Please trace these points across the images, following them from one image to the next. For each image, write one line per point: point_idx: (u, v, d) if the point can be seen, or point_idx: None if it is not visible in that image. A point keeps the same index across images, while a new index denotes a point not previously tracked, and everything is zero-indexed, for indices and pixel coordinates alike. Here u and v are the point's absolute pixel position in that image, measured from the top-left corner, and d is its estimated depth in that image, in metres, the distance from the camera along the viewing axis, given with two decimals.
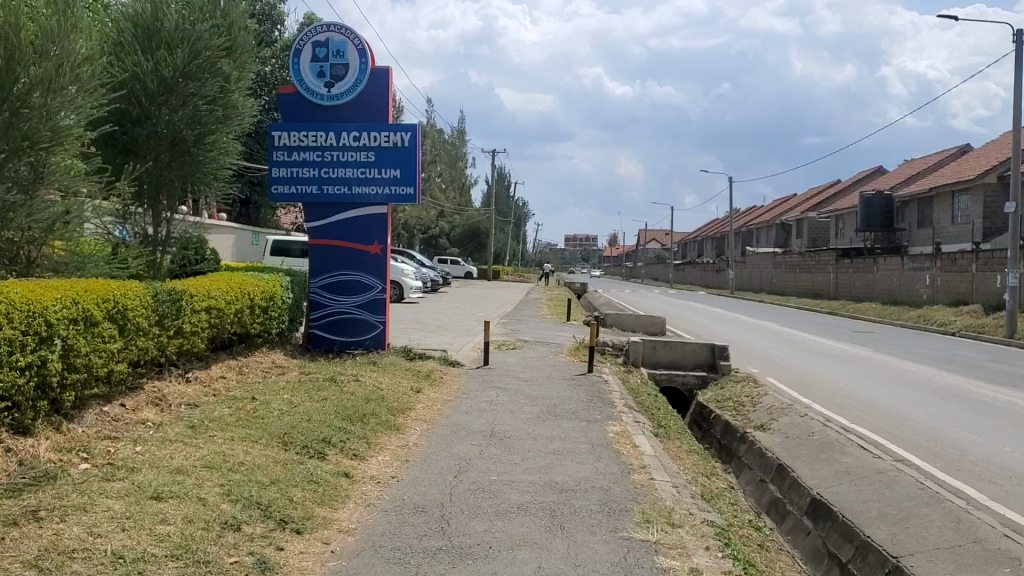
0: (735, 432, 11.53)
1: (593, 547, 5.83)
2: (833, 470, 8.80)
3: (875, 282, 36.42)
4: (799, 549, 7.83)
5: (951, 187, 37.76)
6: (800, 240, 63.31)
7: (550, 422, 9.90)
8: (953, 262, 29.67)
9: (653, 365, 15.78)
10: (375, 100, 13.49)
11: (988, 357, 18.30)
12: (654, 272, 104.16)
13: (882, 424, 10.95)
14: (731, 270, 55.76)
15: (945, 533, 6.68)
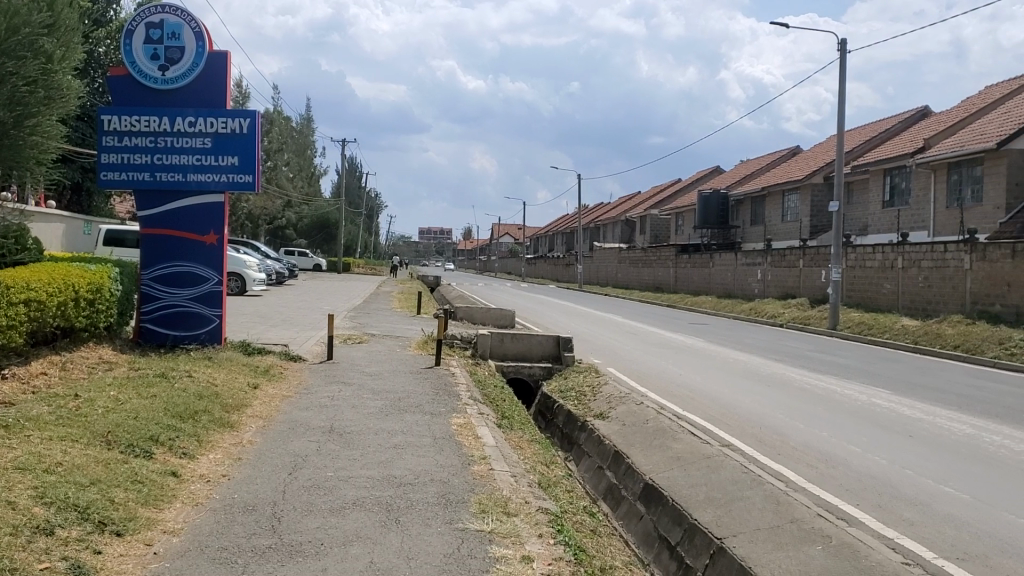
0: (575, 421, 11.80)
1: (427, 539, 5.83)
2: (666, 456, 9.14)
3: (712, 276, 37.95)
4: (631, 533, 8.11)
5: (783, 187, 39.76)
6: (643, 236, 65.33)
7: (392, 416, 9.85)
8: (782, 258, 31.30)
9: (500, 358, 15.86)
10: (211, 86, 13.07)
11: (812, 347, 19.41)
12: (506, 266, 105.31)
13: (713, 411, 11.45)
14: (580, 264, 57.01)
15: (765, 515, 7.04)
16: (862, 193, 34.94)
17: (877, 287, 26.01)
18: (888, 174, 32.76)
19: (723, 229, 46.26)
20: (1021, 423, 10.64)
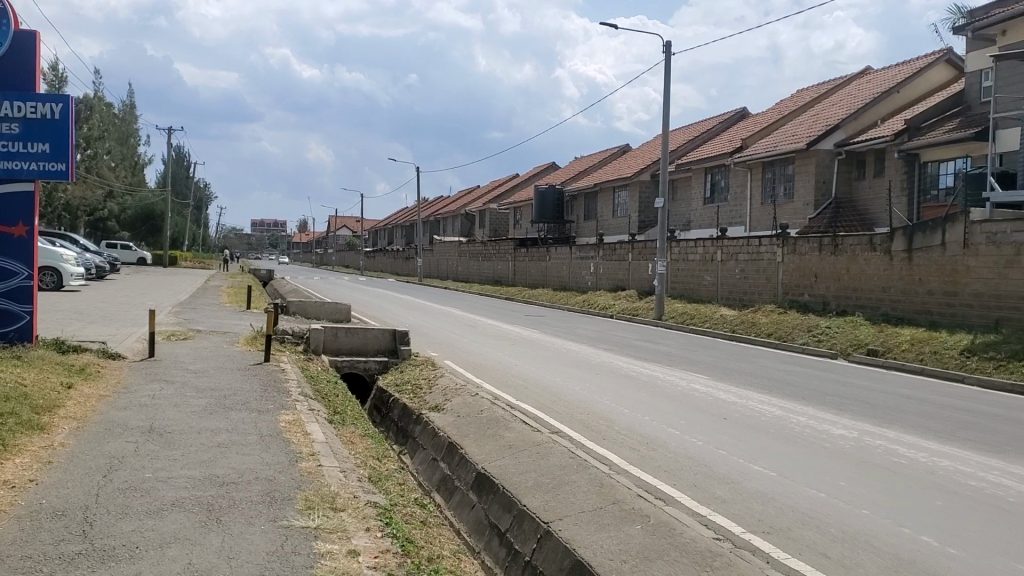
0: (410, 414, 11.80)
1: (249, 538, 5.72)
2: (497, 445, 9.28)
3: (547, 269, 38.77)
4: (463, 522, 8.22)
5: (613, 183, 41.05)
6: (482, 230, 65.91)
7: (217, 414, 9.57)
8: (613, 252, 32.33)
9: (335, 352, 15.62)
10: (20, 68, 12.26)
11: (639, 337, 20.18)
12: (344, 260, 103.82)
13: (544, 400, 11.72)
14: (419, 258, 56.95)
15: (589, 497, 7.27)
16: (686, 190, 36.53)
17: (700, 279, 27.27)
18: (710, 172, 34.38)
19: (558, 223, 47.30)
20: (824, 404, 11.45)
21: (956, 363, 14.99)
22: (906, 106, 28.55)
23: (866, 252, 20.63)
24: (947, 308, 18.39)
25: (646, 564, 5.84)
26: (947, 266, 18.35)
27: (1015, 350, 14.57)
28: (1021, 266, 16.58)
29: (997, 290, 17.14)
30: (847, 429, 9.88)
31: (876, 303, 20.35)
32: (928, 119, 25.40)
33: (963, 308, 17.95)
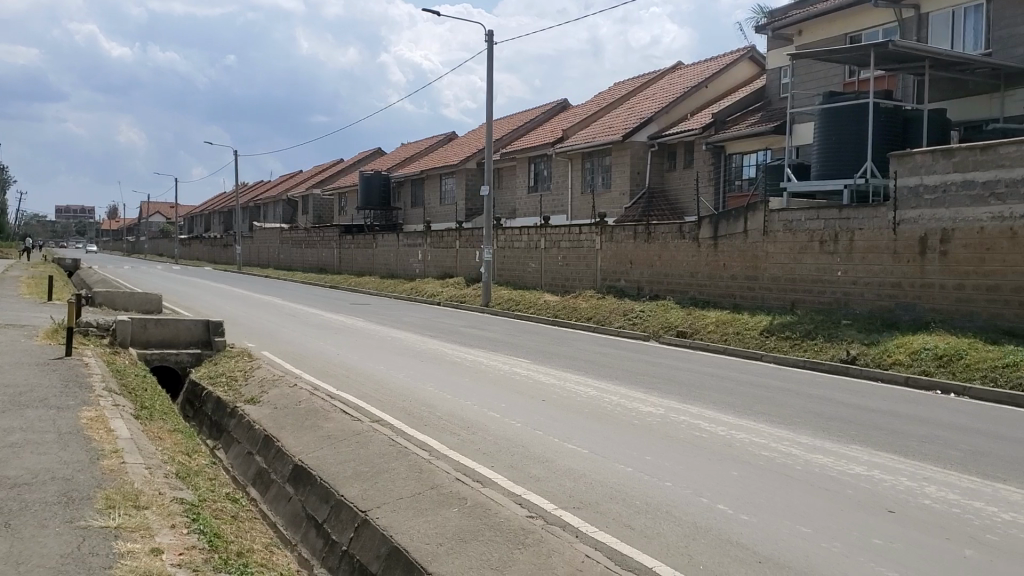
0: (225, 407, 11.45)
1: (42, 541, 5.41)
2: (315, 436, 9.15)
3: (373, 257, 38.48)
4: (279, 516, 8.08)
5: (438, 170, 41.14)
6: (306, 216, 64.59)
7: (10, 413, 8.96)
8: (439, 239, 32.44)
9: (144, 345, 14.93)
10: None
11: (464, 323, 20.37)
12: (158, 247, 99.10)
13: (365, 389, 11.65)
14: (240, 245, 55.16)
15: (408, 483, 7.29)
16: (510, 178, 37.09)
17: (524, 266, 27.80)
18: (532, 161, 35.06)
19: (383, 210, 46.99)
20: (637, 384, 11.97)
21: (757, 342, 15.98)
22: (714, 100, 30.08)
23: (677, 240, 21.62)
24: (749, 292, 19.57)
25: (460, 546, 5.93)
26: (749, 252, 19.51)
27: (809, 329, 15.72)
28: (813, 252, 17.89)
29: (792, 275, 18.40)
30: (655, 406, 10.37)
31: (686, 287, 21.39)
32: (733, 113, 26.87)
33: (763, 292, 19.17)
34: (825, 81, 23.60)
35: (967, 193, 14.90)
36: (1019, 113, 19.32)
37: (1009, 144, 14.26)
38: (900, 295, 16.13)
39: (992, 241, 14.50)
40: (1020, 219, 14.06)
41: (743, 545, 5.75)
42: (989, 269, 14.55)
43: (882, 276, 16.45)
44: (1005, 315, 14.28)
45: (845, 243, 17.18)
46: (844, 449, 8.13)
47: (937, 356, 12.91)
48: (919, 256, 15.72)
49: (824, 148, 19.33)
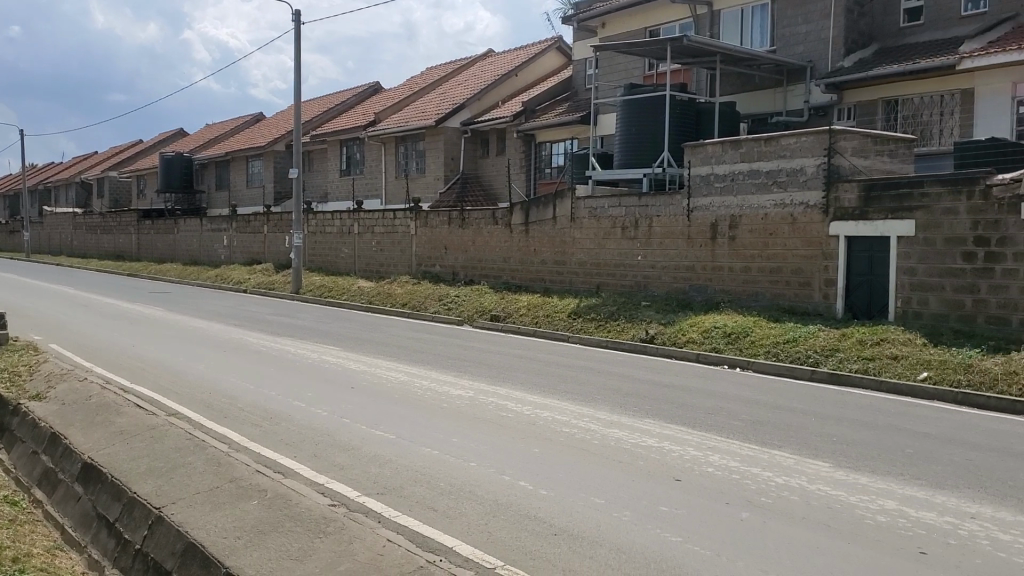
0: (6, 405, 10.66)
1: None
2: (107, 432, 8.70)
3: (176, 243, 36.81)
4: (67, 518, 7.64)
5: (245, 152, 39.83)
6: (101, 200, 60.90)
7: None
8: (247, 225, 31.44)
9: None
10: None
11: (272, 310, 19.86)
12: None
13: (164, 381, 11.18)
14: (26, 230, 51.31)
15: (206, 477, 7.06)
16: (321, 161, 36.42)
17: (336, 251, 27.40)
18: (344, 144, 34.55)
19: (186, 194, 45.03)
20: (446, 367, 12.10)
21: (565, 324, 16.50)
22: (523, 88, 30.68)
23: (489, 225, 21.93)
24: (558, 276, 20.15)
25: (259, 539, 5.81)
26: (557, 237, 20.07)
27: (613, 311, 16.38)
28: (617, 237, 18.62)
29: (598, 259, 19.10)
30: (463, 389, 10.54)
31: (498, 272, 21.77)
32: (542, 101, 27.53)
33: (571, 276, 19.80)
34: (627, 73, 24.59)
35: (753, 182, 15.91)
36: (799, 107, 20.78)
37: (789, 136, 15.26)
38: (695, 277, 17.07)
39: (775, 227, 15.58)
40: (799, 206, 15.17)
41: (540, 520, 5.91)
42: (772, 252, 15.64)
43: (679, 260, 17.34)
44: (786, 295, 15.43)
45: (645, 229, 17.98)
46: (639, 424, 8.57)
47: (727, 335, 13.77)
48: (712, 241, 16.68)
49: (626, 137, 20.10)
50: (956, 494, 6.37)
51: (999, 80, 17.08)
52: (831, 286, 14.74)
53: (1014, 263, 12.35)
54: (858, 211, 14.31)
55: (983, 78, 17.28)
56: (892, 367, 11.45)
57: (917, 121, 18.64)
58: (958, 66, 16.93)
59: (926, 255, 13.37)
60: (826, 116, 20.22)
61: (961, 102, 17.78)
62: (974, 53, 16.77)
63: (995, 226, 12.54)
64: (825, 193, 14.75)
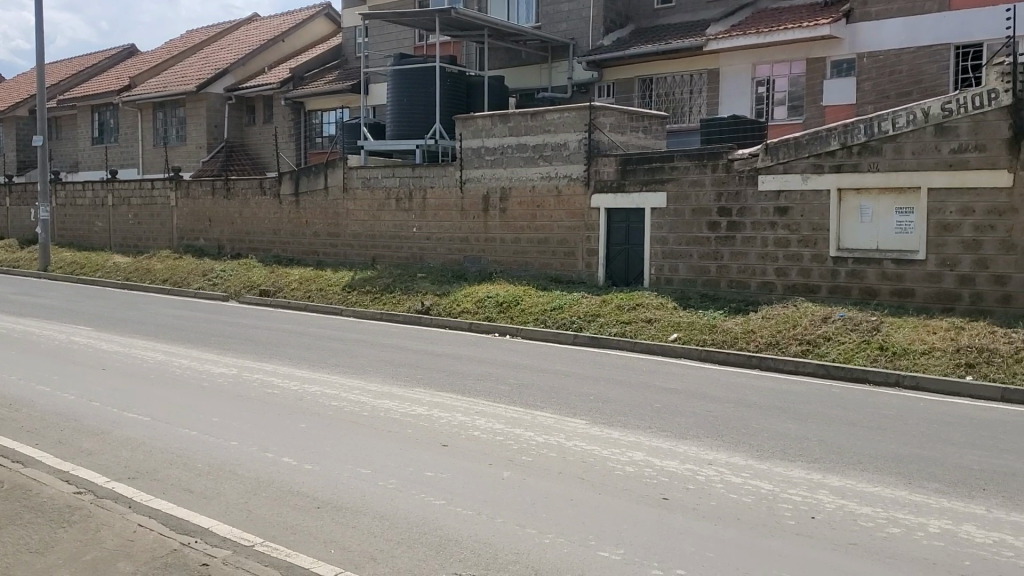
0: None
1: None
2: None
3: None
4: None
5: None
6: None
7: None
8: None
9: None
10: None
11: (14, 290, 18.24)
12: None
13: None
14: None
15: None
16: (70, 129, 33.78)
17: (89, 225, 25.56)
18: (96, 110, 32.22)
19: None
20: (209, 345, 11.63)
21: (338, 297, 16.30)
22: (291, 55, 29.81)
23: (257, 196, 21.25)
24: (331, 248, 19.86)
25: None
26: (329, 209, 19.77)
27: (386, 284, 16.37)
28: (390, 209, 18.59)
29: (371, 231, 19.00)
30: (226, 367, 10.20)
31: (269, 246, 21.16)
32: (310, 69, 26.89)
33: (344, 249, 19.58)
34: (397, 44, 24.49)
35: (521, 155, 16.32)
36: (563, 84, 21.60)
37: (553, 111, 15.75)
38: (467, 248, 17.36)
39: (542, 199, 16.10)
40: (564, 178, 15.74)
41: (302, 493, 5.79)
42: (539, 224, 16.16)
43: (451, 232, 17.57)
44: (553, 265, 16.03)
45: (418, 200, 18.06)
46: (407, 393, 8.64)
47: (498, 304, 14.13)
48: (483, 213, 16.99)
49: (396, 109, 19.98)
50: (697, 442, 6.91)
51: (739, 62, 18.45)
52: (593, 255, 15.46)
53: (751, 232, 13.46)
54: (616, 183, 15.02)
55: (727, 59, 18.60)
56: (647, 330, 12.19)
57: (670, 98, 19.79)
58: (705, 48, 18.13)
59: (676, 225, 14.29)
60: (587, 92, 21.10)
61: (708, 81, 19.05)
62: (718, 36, 18.00)
63: (736, 197, 13.59)
64: (586, 166, 15.36)
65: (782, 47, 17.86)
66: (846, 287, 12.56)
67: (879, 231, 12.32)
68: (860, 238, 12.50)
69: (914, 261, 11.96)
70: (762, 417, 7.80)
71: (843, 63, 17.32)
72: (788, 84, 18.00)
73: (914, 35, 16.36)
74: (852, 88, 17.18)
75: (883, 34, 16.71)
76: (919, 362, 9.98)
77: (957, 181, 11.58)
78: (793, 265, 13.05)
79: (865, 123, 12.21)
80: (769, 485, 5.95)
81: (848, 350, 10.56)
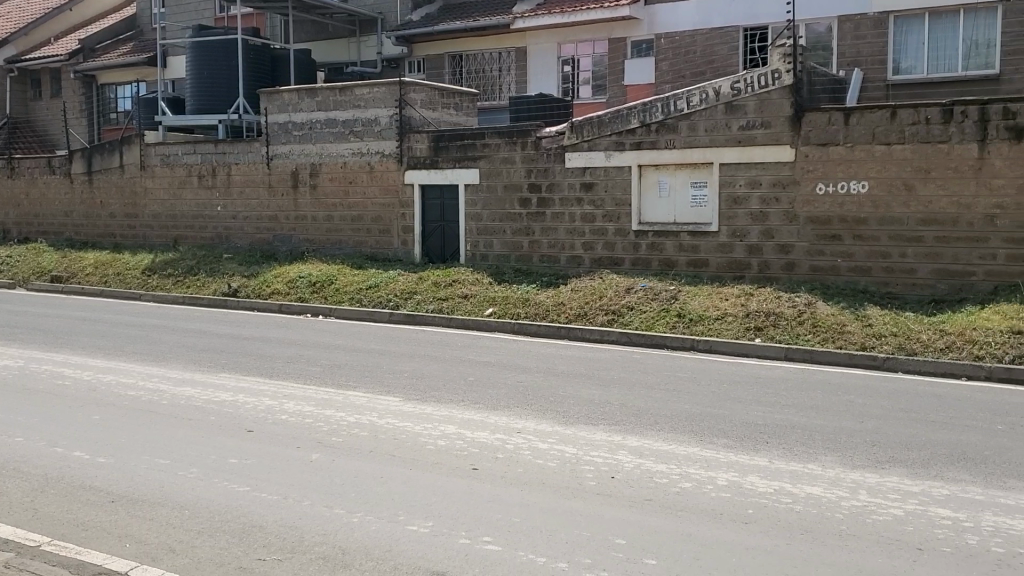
0: None
1: None
2: None
3: None
4: None
5: None
6: None
7: None
8: None
9: None
10: None
11: None
12: None
13: None
14: None
15: None
16: None
17: None
18: None
19: None
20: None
21: (138, 282, 15.50)
22: (81, 24, 27.96)
23: (45, 175, 19.87)
24: (130, 230, 18.85)
25: None
26: (127, 188, 18.74)
27: (191, 266, 15.72)
28: (194, 187, 17.83)
29: (173, 211, 18.17)
30: (11, 359, 9.50)
31: (61, 228, 19.85)
32: (102, 40, 25.33)
33: (144, 230, 18.63)
34: (198, 15, 23.45)
35: (330, 131, 16.03)
36: (373, 58, 21.41)
37: (361, 86, 15.54)
38: (277, 227, 16.92)
39: (354, 175, 15.88)
40: (375, 154, 15.59)
41: (95, 488, 5.49)
42: (351, 201, 15.95)
43: (259, 210, 17.06)
44: (366, 242, 15.89)
45: (223, 178, 17.42)
46: (210, 378, 8.35)
47: (310, 284, 13.87)
48: (293, 190, 16.59)
49: (197, 82, 19.10)
50: (506, 413, 7.05)
51: (545, 41, 18.86)
52: (408, 232, 15.42)
53: (560, 207, 13.82)
54: (428, 159, 15.02)
55: (533, 38, 18.97)
56: (462, 305, 12.31)
57: (480, 75, 19.93)
58: (513, 25, 18.39)
59: (488, 201, 14.47)
60: (398, 68, 21.03)
61: (516, 59, 19.35)
62: (524, 14, 18.27)
63: (544, 173, 13.89)
64: (398, 142, 15.27)
65: (585, 27, 18.42)
66: (649, 259, 13.15)
67: (677, 204, 12.95)
68: (659, 212, 13.10)
69: (709, 233, 12.66)
70: (568, 385, 8.07)
71: (643, 43, 18.00)
72: (592, 64, 18.59)
73: (706, 16, 17.12)
74: (651, 68, 17.91)
75: (678, 15, 17.46)
76: (714, 327, 10.60)
77: (745, 157, 12.32)
78: (600, 238, 13.52)
79: (663, 102, 12.76)
80: (573, 449, 6.17)
81: (651, 318, 11.07)
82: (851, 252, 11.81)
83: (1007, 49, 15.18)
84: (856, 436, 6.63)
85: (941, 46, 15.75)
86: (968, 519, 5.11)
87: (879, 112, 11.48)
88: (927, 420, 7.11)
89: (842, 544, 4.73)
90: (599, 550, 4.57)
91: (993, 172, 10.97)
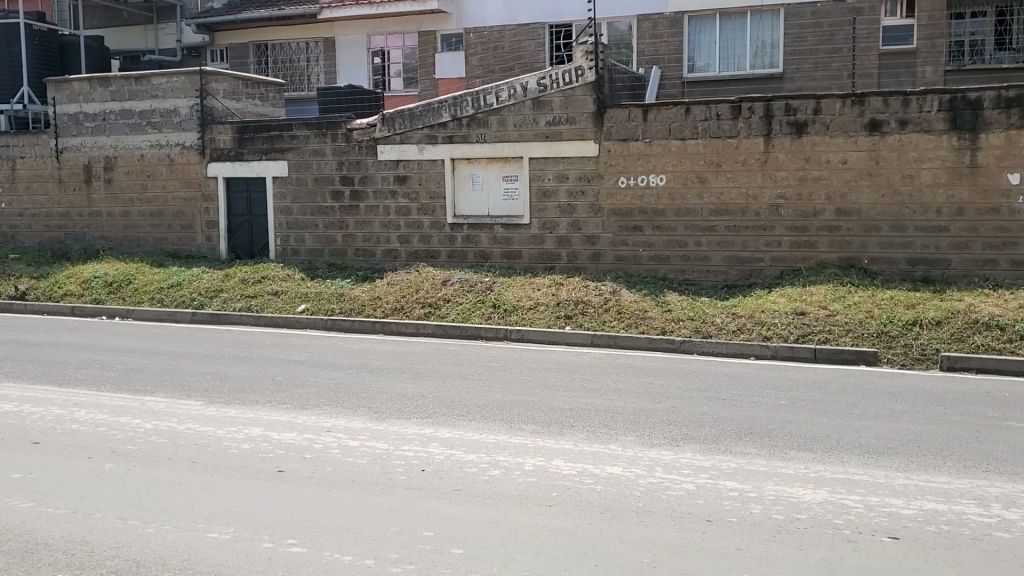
0: None
1: None
2: None
3: None
4: None
5: None
6: None
7: None
8: None
9: None
10: None
11: None
12: None
13: None
14: None
15: None
16: None
17: None
18: None
19: None
20: None
21: None
22: None
23: None
24: None
25: None
26: None
27: None
28: None
29: None
30: None
31: None
32: None
33: None
34: None
35: (126, 121, 15.25)
36: (172, 47, 20.60)
37: (159, 75, 14.87)
38: (69, 225, 15.91)
39: (153, 168, 15.16)
40: (175, 147, 14.94)
41: None
42: (151, 195, 15.23)
43: (49, 207, 16.00)
44: (168, 239, 15.20)
45: (7, 172, 16.24)
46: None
47: (107, 284, 13.14)
48: (86, 185, 15.66)
49: None
50: (315, 412, 6.96)
51: (354, 31, 18.66)
52: (214, 228, 14.87)
53: (373, 201, 13.73)
54: (233, 152, 14.54)
55: (341, 29, 18.73)
56: (272, 303, 12.02)
57: (287, 66, 19.41)
58: (319, 16, 18.18)
59: (298, 195, 14.18)
60: (199, 57, 20.29)
61: (325, 50, 19.02)
62: (331, 5, 18.13)
63: (356, 166, 13.74)
64: (200, 134, 14.71)
65: (394, 19, 18.36)
66: (463, 251, 13.29)
67: (489, 198, 13.16)
68: (472, 205, 13.27)
69: (521, 225, 12.93)
70: (379, 380, 8.05)
71: (452, 37, 18.12)
72: (402, 57, 18.56)
73: (514, 13, 17.42)
74: (461, 63, 18.03)
75: (487, 10, 17.64)
76: (526, 316, 10.84)
77: (553, 151, 12.64)
78: (415, 232, 13.53)
79: (472, 96, 12.90)
80: (384, 445, 6.17)
81: (466, 310, 11.19)
82: (653, 242, 12.38)
83: (788, 49, 16.32)
84: (655, 417, 6.96)
85: (730, 46, 16.71)
86: (753, 489, 5.49)
87: (675, 109, 12.07)
88: (720, 398, 7.56)
89: (638, 520, 4.97)
90: (405, 543, 4.60)
91: (776, 165, 11.77)
